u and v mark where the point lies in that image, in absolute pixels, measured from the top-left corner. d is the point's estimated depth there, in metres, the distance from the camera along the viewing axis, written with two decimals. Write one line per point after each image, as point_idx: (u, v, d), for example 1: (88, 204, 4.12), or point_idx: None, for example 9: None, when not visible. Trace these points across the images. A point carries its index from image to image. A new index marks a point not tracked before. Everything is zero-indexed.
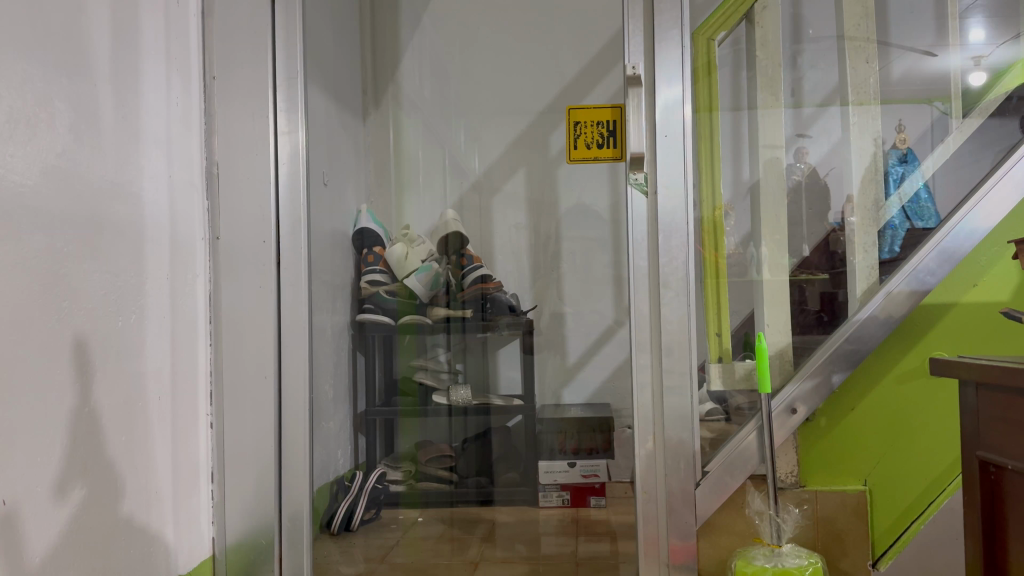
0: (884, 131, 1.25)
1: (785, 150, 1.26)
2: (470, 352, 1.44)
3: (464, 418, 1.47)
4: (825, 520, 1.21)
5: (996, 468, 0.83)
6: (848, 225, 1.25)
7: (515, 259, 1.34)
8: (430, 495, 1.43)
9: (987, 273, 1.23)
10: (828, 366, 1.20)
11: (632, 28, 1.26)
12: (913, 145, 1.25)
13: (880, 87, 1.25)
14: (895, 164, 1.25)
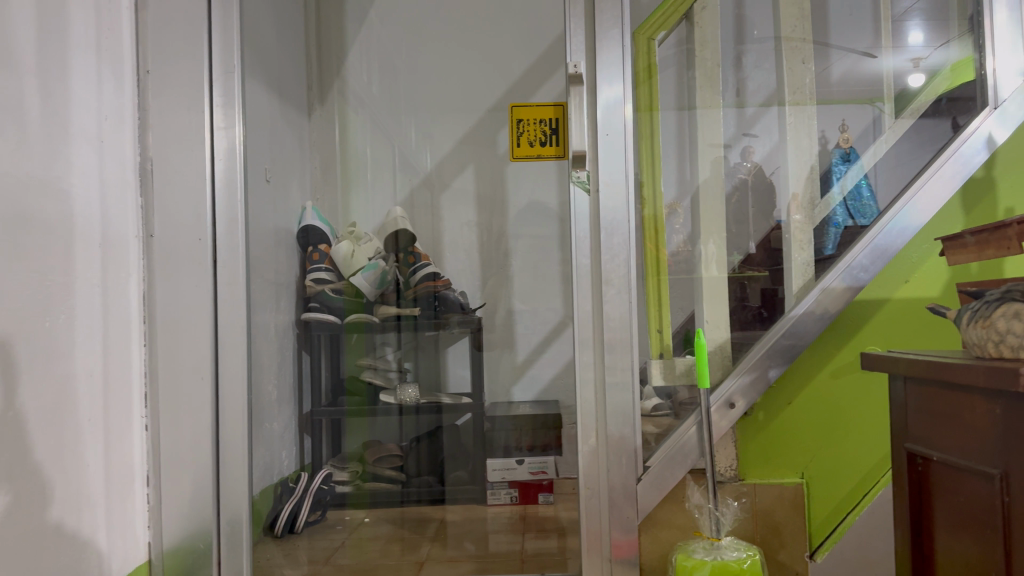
0: (824, 130, 1.28)
1: (730, 150, 1.28)
2: (422, 351, 1.45)
3: (416, 417, 1.49)
4: (763, 513, 1.21)
5: (922, 460, 0.85)
6: (791, 222, 1.27)
7: (466, 254, 1.34)
8: (376, 494, 1.45)
9: (919, 269, 1.27)
10: (765, 362, 1.22)
11: (573, 28, 1.27)
12: (855, 144, 1.27)
13: (819, 88, 1.28)
14: (837, 162, 1.27)
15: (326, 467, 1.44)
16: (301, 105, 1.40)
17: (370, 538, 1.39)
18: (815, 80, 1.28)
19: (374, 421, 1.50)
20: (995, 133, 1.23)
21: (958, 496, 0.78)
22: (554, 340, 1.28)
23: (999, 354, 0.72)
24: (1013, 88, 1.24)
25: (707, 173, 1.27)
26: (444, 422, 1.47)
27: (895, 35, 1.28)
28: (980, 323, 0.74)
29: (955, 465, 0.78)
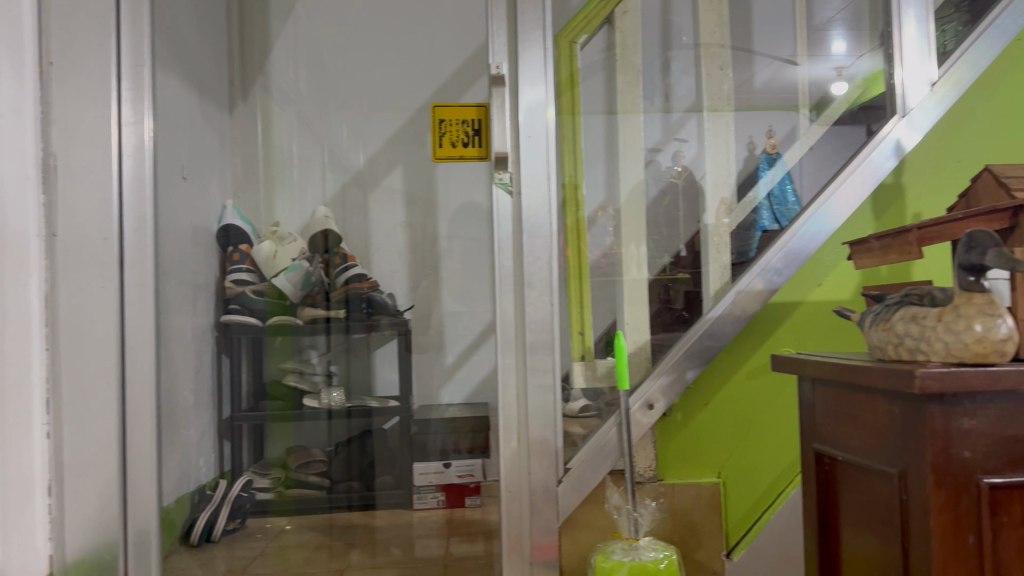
0: (755, 134, 1.32)
1: (663, 153, 1.30)
2: (353, 353, 1.60)
3: (346, 421, 1.62)
4: (681, 512, 1.23)
5: (829, 459, 0.87)
6: (719, 226, 1.29)
7: (395, 260, 1.51)
8: (301, 502, 1.53)
9: (831, 272, 1.29)
10: (682, 363, 1.22)
11: (495, 28, 1.25)
12: (782, 149, 1.31)
13: (741, 94, 1.33)
14: (763, 167, 1.31)
15: (246, 474, 1.55)
16: (224, 103, 1.57)
17: (300, 544, 1.43)
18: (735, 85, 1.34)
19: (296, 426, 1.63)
20: (904, 138, 1.25)
21: (863, 494, 0.80)
22: (484, 342, 1.29)
23: (898, 356, 0.74)
24: (922, 97, 1.25)
25: (635, 176, 1.28)
26: (374, 425, 1.57)
27: (814, 44, 1.34)
28: (880, 325, 0.76)
29: (858, 465, 0.80)
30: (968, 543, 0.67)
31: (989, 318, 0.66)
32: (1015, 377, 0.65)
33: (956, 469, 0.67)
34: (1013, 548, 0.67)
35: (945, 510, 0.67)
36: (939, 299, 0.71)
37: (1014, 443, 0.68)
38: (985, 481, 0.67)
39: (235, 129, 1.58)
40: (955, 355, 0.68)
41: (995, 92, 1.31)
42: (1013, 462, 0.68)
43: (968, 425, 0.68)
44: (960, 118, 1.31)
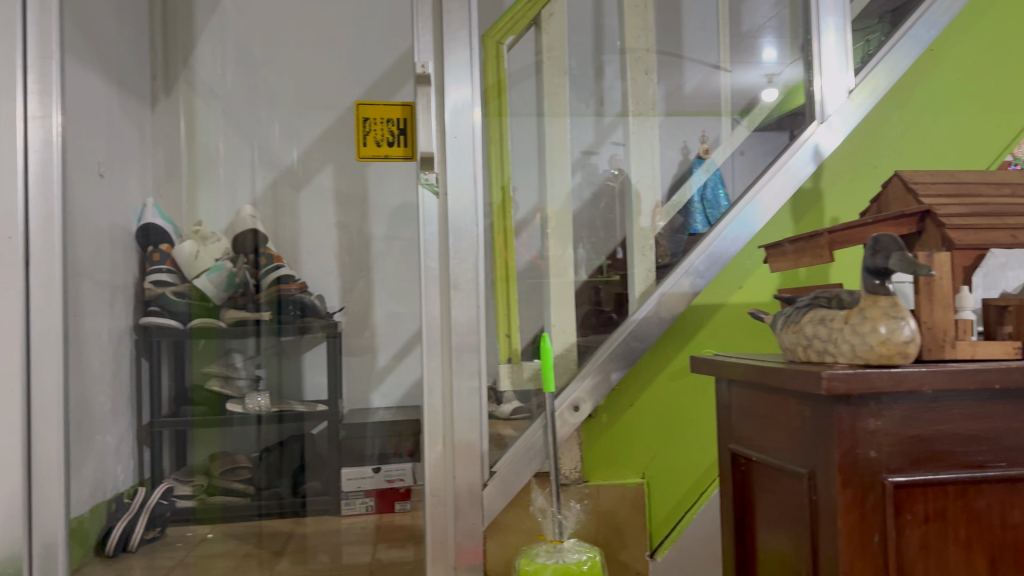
0: (690, 141, 1.33)
1: (602, 155, 1.31)
2: (287, 355, 1.53)
3: (280, 426, 1.55)
4: (606, 513, 1.24)
5: (745, 460, 0.88)
6: (656, 231, 1.30)
7: (330, 264, 1.47)
8: (227, 510, 1.50)
9: (750, 278, 1.31)
10: (607, 365, 1.23)
11: (420, 27, 1.22)
12: (715, 156, 1.33)
13: (673, 100, 1.35)
14: (697, 171, 1.32)
15: (167, 481, 1.51)
16: (145, 94, 1.54)
17: (223, 552, 1.38)
18: (664, 92, 1.35)
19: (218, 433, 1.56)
20: (822, 142, 1.29)
21: (777, 495, 0.81)
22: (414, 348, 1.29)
23: (807, 358, 0.76)
24: (839, 103, 1.29)
25: (564, 186, 1.28)
26: (306, 429, 1.52)
27: (742, 50, 1.37)
28: (791, 327, 0.78)
29: (772, 466, 0.81)
30: (873, 541, 0.69)
31: (893, 321, 0.68)
32: (916, 378, 0.67)
33: (862, 468, 0.69)
34: (916, 544, 0.69)
35: (852, 509, 0.68)
36: (847, 302, 0.73)
37: (918, 442, 0.70)
38: (890, 480, 0.69)
39: (157, 124, 1.54)
40: (861, 357, 0.69)
41: (908, 100, 1.35)
42: (916, 461, 0.70)
43: (874, 425, 0.69)
44: (876, 125, 1.35)
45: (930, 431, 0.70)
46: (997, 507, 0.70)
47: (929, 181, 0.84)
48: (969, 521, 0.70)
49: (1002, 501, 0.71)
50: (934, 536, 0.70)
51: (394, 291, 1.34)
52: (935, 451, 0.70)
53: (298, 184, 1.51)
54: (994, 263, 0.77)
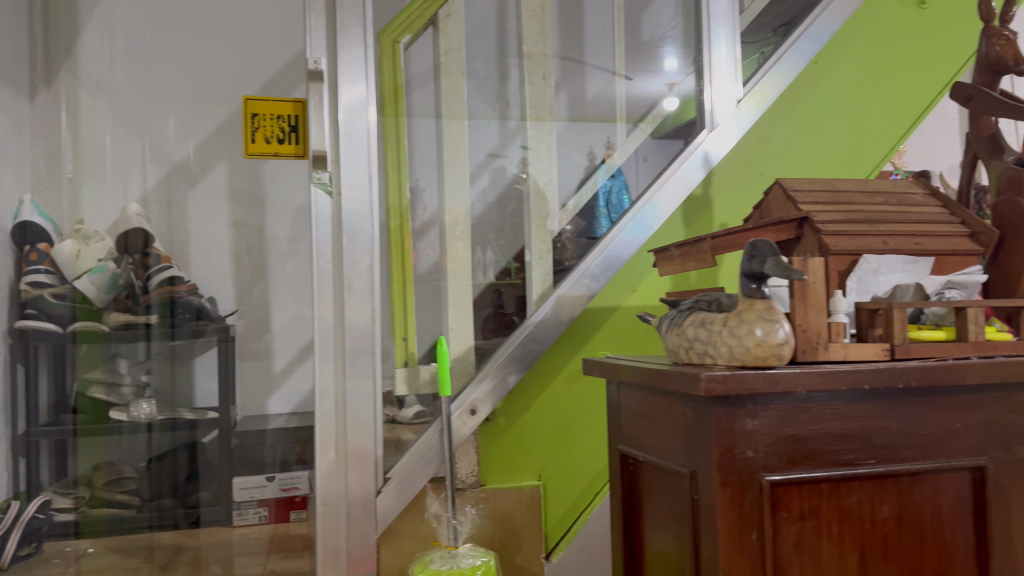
0: (595, 146, 1.38)
1: (512, 159, 1.36)
2: (180, 359, 1.48)
3: (172, 433, 1.49)
4: (502, 516, 1.24)
5: (633, 460, 0.89)
6: (562, 234, 1.32)
7: (223, 262, 1.42)
8: (113, 522, 1.41)
9: (645, 279, 1.33)
10: (504, 368, 1.23)
11: (313, 21, 1.16)
12: (620, 163, 1.36)
13: (574, 108, 1.41)
14: (603, 181, 1.36)
15: (44, 495, 1.43)
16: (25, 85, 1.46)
17: (107, 566, 1.29)
18: (566, 100, 1.42)
19: (106, 444, 1.50)
20: (712, 150, 1.32)
21: (663, 495, 0.82)
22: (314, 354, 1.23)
23: (689, 359, 0.77)
24: (730, 111, 1.33)
25: (460, 193, 1.30)
26: (199, 436, 1.46)
27: (644, 60, 1.44)
28: (675, 330, 0.79)
29: (657, 466, 0.82)
30: (750, 538, 0.70)
31: (768, 323, 0.70)
32: (790, 378, 0.68)
33: (740, 468, 0.70)
34: (791, 541, 0.71)
35: (730, 508, 0.70)
36: (726, 304, 0.75)
37: (795, 442, 0.71)
38: (766, 479, 0.70)
39: (36, 119, 1.46)
40: (738, 359, 0.71)
41: (793, 110, 1.40)
42: (792, 460, 0.71)
43: (751, 425, 0.71)
44: (763, 136, 1.39)
45: (804, 431, 0.72)
46: (868, 503, 0.73)
47: (807, 189, 0.87)
48: (840, 518, 0.72)
49: (871, 497, 0.73)
50: (808, 533, 0.72)
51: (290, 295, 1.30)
52: (810, 450, 0.72)
53: (191, 181, 1.45)
54: (867, 266, 0.80)
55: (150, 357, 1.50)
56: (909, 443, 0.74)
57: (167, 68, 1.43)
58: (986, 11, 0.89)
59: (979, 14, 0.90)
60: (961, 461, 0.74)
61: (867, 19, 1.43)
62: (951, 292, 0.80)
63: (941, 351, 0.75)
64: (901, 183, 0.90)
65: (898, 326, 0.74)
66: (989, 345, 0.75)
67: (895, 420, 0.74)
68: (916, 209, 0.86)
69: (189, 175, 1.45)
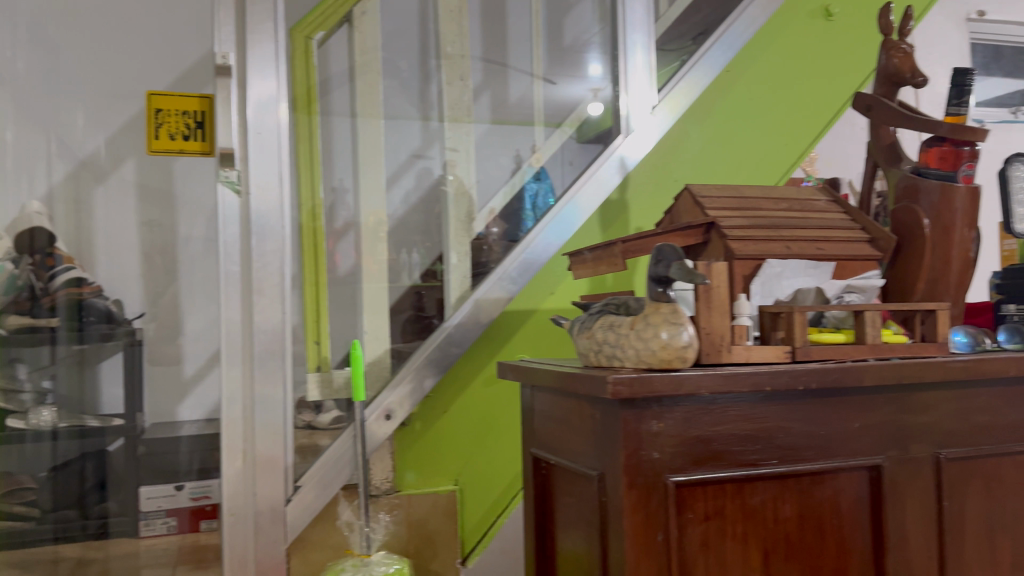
0: (521, 148, 1.39)
1: (436, 159, 1.36)
2: (88, 364, 1.41)
3: (81, 441, 1.38)
4: (417, 522, 1.23)
5: (545, 464, 0.89)
6: (489, 235, 1.31)
7: (120, 259, 1.47)
8: (13, 536, 1.31)
9: (563, 282, 1.34)
10: (420, 372, 1.21)
11: (221, 16, 1.11)
12: (545, 165, 1.37)
13: (498, 111, 1.42)
14: (530, 181, 1.35)
15: None
16: None
17: None
18: (490, 104, 1.42)
19: (1, 452, 1.36)
20: (627, 156, 1.34)
21: (573, 498, 0.82)
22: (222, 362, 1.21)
23: (598, 362, 0.78)
24: (644, 118, 1.35)
25: (376, 199, 1.29)
26: (108, 443, 1.38)
27: (569, 65, 1.44)
28: (585, 333, 0.79)
29: (568, 469, 0.82)
30: (657, 539, 0.70)
31: (673, 326, 0.71)
32: (694, 380, 0.69)
33: (646, 469, 0.70)
34: (696, 541, 0.72)
35: (637, 509, 0.70)
36: (633, 307, 0.76)
37: (699, 443, 0.72)
38: (671, 480, 0.71)
39: None
40: (645, 362, 0.72)
41: (706, 119, 1.43)
42: (696, 461, 0.72)
43: (657, 427, 0.71)
44: (676, 142, 1.41)
45: (708, 432, 0.73)
46: (770, 502, 0.74)
47: (714, 195, 0.88)
48: (744, 517, 0.73)
49: (773, 497, 0.74)
50: (713, 533, 0.73)
51: (204, 297, 1.27)
52: (714, 451, 0.73)
53: (100, 177, 1.49)
54: (771, 272, 0.82)
55: (54, 362, 1.40)
56: (810, 443, 0.76)
57: (81, 67, 1.44)
58: (886, 24, 0.92)
59: (878, 27, 0.93)
60: (859, 461, 0.76)
61: (775, 31, 1.47)
62: (850, 296, 0.85)
63: (840, 353, 0.77)
64: (805, 191, 0.92)
65: (799, 329, 0.76)
66: (885, 348, 0.78)
67: (796, 421, 0.75)
68: (819, 216, 0.88)
69: (97, 171, 1.49)
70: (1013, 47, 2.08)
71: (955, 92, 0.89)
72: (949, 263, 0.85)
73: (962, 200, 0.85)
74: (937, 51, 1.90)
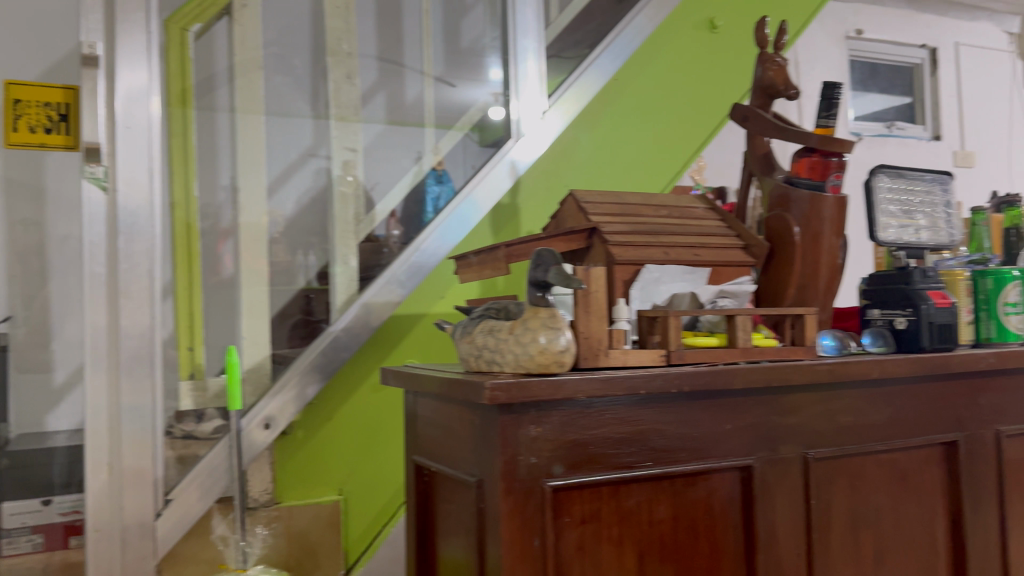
0: (426, 150, 1.40)
1: (335, 162, 1.34)
2: None
3: None
4: (298, 535, 1.19)
5: (428, 471, 0.88)
6: (390, 237, 1.30)
7: None
8: None
9: (455, 286, 1.32)
10: (301, 380, 1.17)
11: (87, 3, 1.06)
12: (447, 168, 1.37)
13: (394, 112, 1.42)
14: (432, 183, 1.35)
15: None
16: None
17: None
18: (386, 104, 1.42)
19: None
20: (519, 159, 1.34)
21: (453, 505, 0.81)
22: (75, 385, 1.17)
23: (478, 367, 0.77)
24: (534, 122, 1.37)
25: (258, 208, 1.25)
26: None
27: (467, 68, 1.46)
28: (466, 338, 0.78)
29: (448, 476, 0.81)
30: (534, 545, 0.70)
31: (551, 331, 0.71)
32: (571, 384, 0.69)
33: (522, 475, 0.70)
34: (572, 545, 0.72)
35: (514, 516, 0.69)
36: (513, 312, 0.76)
37: (575, 447, 0.72)
38: (549, 485, 0.71)
39: None
40: (523, 366, 0.71)
41: (595, 126, 1.44)
42: (573, 465, 0.72)
43: (534, 432, 0.71)
44: (566, 148, 1.41)
45: (585, 436, 0.73)
46: (645, 504, 0.75)
47: (597, 201, 0.89)
48: (620, 520, 0.74)
49: (648, 499, 0.75)
50: (589, 536, 0.73)
51: (70, 302, 1.20)
52: (590, 454, 0.73)
53: None
54: (650, 276, 0.85)
55: None
56: (683, 445, 0.77)
57: None
58: (761, 37, 0.95)
59: (755, 40, 0.95)
60: (730, 462, 0.78)
61: (664, 43, 1.50)
62: (723, 301, 0.84)
63: (712, 356, 0.78)
64: (685, 199, 0.95)
65: (674, 332, 0.77)
66: (755, 351, 0.80)
67: (670, 423, 0.76)
68: (697, 222, 0.90)
69: None
70: (887, 65, 2.21)
71: (824, 104, 0.92)
72: (819, 268, 0.88)
73: (831, 208, 0.88)
74: (817, 66, 1.99)
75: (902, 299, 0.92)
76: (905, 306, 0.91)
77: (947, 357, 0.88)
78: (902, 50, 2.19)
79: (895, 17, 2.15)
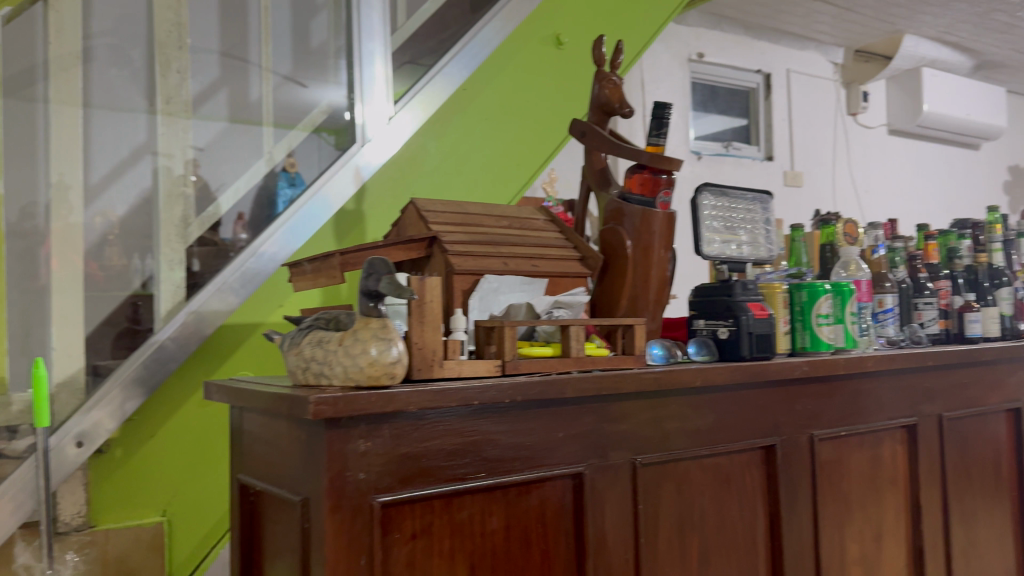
0: (277, 156, 1.36)
1: (176, 159, 1.32)
2: None
3: None
4: (115, 560, 1.12)
5: (254, 490, 0.84)
6: (237, 241, 1.26)
7: None
8: None
9: (292, 296, 1.25)
10: (121, 394, 1.10)
11: None
12: (300, 171, 1.34)
13: (237, 110, 1.41)
14: (283, 186, 1.31)
15: None
16: None
17: None
18: (229, 101, 1.41)
19: None
20: (369, 162, 1.32)
21: (279, 526, 0.78)
22: None
23: (307, 381, 0.74)
24: (380, 127, 1.36)
25: (72, 208, 1.18)
26: None
27: (316, 69, 1.45)
28: (294, 349, 0.75)
29: (274, 495, 0.78)
30: (360, 565, 0.68)
31: (382, 342, 0.70)
32: (403, 396, 0.68)
33: (350, 492, 0.68)
34: (402, 562, 0.71)
35: (339, 534, 0.67)
36: (344, 323, 0.74)
37: (407, 460, 0.71)
38: (377, 500, 0.69)
39: None
40: (353, 378, 0.70)
41: (444, 132, 1.42)
42: (404, 479, 0.71)
43: (364, 447, 0.69)
44: (413, 156, 1.38)
45: (417, 448, 0.72)
46: (477, 516, 0.75)
47: (440, 210, 0.89)
48: (451, 533, 0.74)
49: (480, 511, 0.75)
50: (419, 552, 0.72)
51: None
52: (422, 467, 0.72)
53: None
54: (489, 287, 0.83)
55: None
56: (515, 455, 0.77)
57: None
58: (598, 56, 0.98)
59: (593, 57, 0.98)
60: (562, 470, 0.80)
61: (510, 55, 1.52)
62: (558, 312, 0.84)
63: (545, 366, 0.80)
64: (525, 211, 0.96)
65: (509, 343, 0.78)
66: (588, 360, 0.82)
67: (503, 433, 0.77)
68: (536, 233, 0.92)
69: None
70: (728, 89, 2.33)
71: (655, 124, 0.96)
72: (648, 281, 0.91)
73: (659, 222, 0.92)
74: (661, 86, 2.09)
75: (726, 311, 0.97)
76: (728, 317, 0.96)
77: (766, 366, 0.94)
78: (741, 74, 2.33)
79: (734, 43, 2.29)
